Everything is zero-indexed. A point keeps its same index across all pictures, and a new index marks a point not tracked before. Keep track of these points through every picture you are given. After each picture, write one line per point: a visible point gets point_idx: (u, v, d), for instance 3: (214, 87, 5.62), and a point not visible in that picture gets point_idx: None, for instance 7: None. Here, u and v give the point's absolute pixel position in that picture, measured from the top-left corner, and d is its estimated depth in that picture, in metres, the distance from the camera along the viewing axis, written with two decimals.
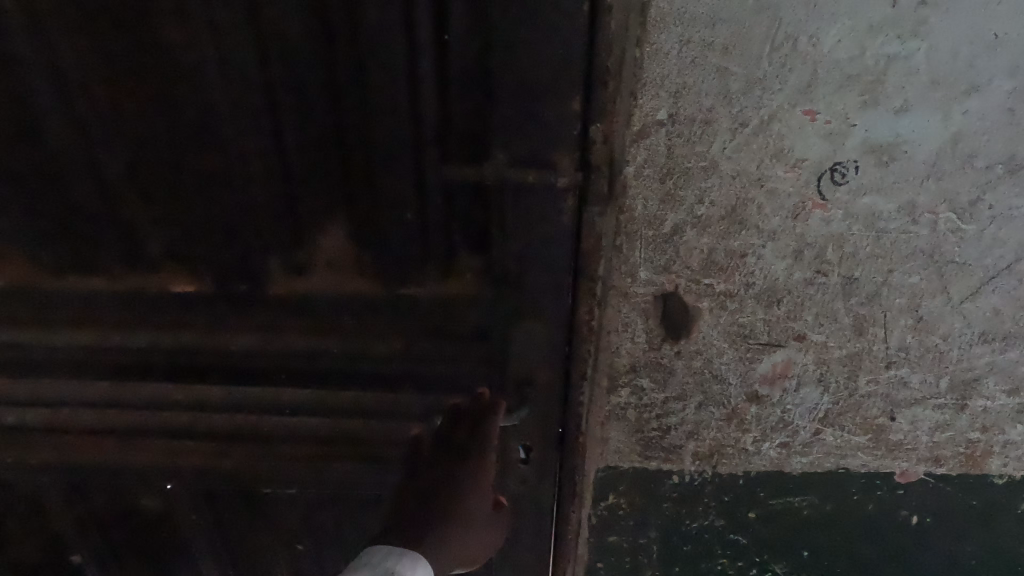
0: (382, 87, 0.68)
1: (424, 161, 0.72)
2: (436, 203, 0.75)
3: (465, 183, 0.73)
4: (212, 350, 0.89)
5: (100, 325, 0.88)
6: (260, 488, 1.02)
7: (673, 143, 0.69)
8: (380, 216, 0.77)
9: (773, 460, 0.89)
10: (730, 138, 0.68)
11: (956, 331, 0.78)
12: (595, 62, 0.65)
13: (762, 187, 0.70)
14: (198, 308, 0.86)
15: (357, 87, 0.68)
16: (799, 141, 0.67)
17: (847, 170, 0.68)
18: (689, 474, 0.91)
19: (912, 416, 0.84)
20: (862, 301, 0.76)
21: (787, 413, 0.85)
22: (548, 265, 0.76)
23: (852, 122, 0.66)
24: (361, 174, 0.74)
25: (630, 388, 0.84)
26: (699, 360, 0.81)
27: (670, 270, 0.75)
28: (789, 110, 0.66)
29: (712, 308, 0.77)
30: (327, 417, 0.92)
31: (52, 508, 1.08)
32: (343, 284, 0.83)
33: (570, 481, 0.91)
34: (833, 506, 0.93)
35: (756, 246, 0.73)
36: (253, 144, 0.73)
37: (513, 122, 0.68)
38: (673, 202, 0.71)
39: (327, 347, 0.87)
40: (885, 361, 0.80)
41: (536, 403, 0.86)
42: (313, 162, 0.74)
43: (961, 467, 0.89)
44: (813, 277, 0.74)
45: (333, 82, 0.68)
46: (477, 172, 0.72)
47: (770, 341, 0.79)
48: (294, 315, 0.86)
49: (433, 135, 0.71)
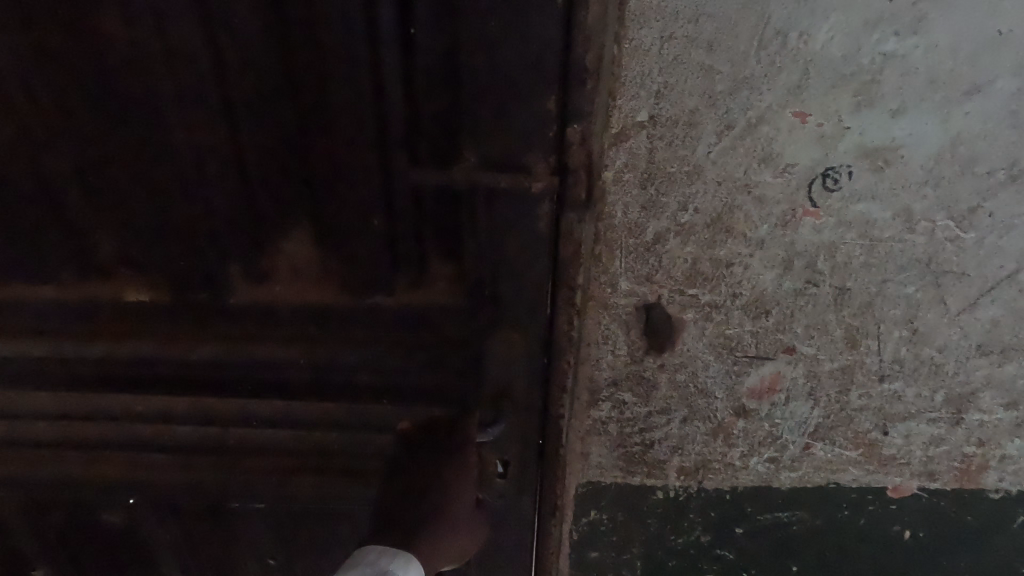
0: (342, 86, 0.63)
1: (390, 164, 0.68)
2: (404, 209, 0.70)
3: (434, 187, 0.68)
4: (174, 360, 0.84)
5: (51, 335, 0.83)
6: (228, 501, 0.98)
7: (655, 147, 0.64)
8: (344, 222, 0.72)
9: (761, 475, 0.85)
10: (715, 141, 0.63)
11: (954, 343, 0.74)
12: (572, 58, 0.60)
13: (750, 193, 0.65)
14: (155, 317, 0.81)
15: (316, 86, 0.64)
16: (789, 145, 0.63)
17: (840, 175, 0.64)
18: (674, 489, 0.87)
19: (905, 430, 0.81)
20: (854, 312, 0.72)
21: (775, 427, 0.81)
22: (524, 273, 0.71)
23: (846, 124, 0.62)
24: (323, 178, 0.69)
25: (612, 402, 0.80)
26: (684, 373, 0.77)
27: (653, 280, 0.71)
28: (779, 112, 0.62)
29: (697, 319, 0.73)
30: (296, 429, 0.88)
31: (11, 522, 1.03)
32: (310, 292, 0.78)
33: (550, 496, 0.87)
34: (823, 521, 0.89)
35: (743, 255, 0.69)
36: (208, 145, 0.68)
37: (484, 124, 0.64)
38: (654, 208, 0.67)
39: (295, 356, 0.83)
40: (878, 374, 0.76)
41: (514, 417, 0.81)
42: (272, 165, 0.69)
43: (956, 482, 0.85)
44: (803, 288, 0.70)
45: (290, 80, 0.64)
46: (447, 177, 0.67)
47: (759, 354, 0.75)
48: (259, 324, 0.81)
49: (399, 137, 0.66)
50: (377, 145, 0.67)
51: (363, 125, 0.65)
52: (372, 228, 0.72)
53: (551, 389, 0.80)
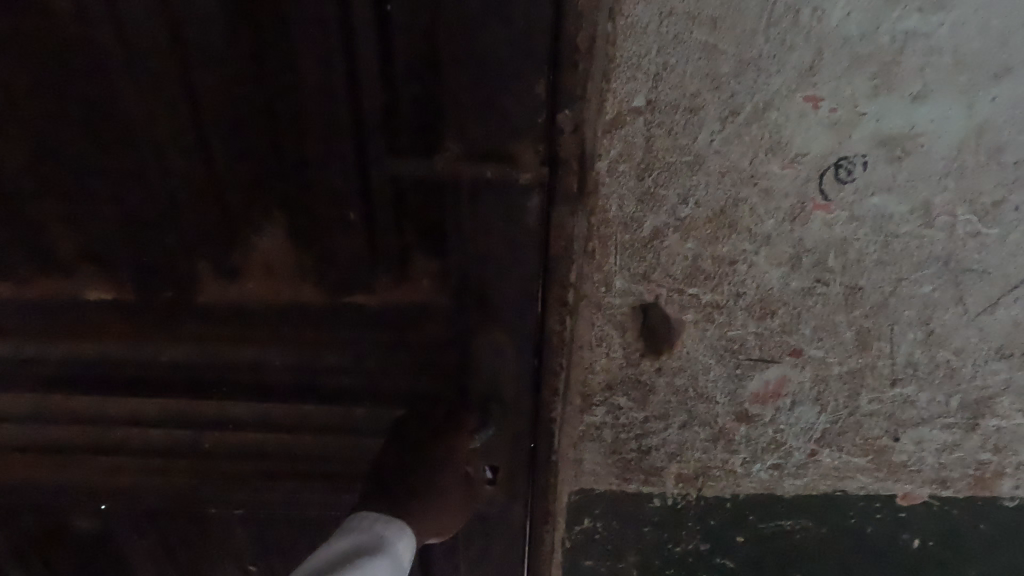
0: (311, 68, 0.58)
1: (367, 155, 0.62)
2: (382, 202, 0.65)
3: (415, 179, 0.63)
4: (143, 361, 0.79)
5: (14, 333, 0.78)
6: (204, 509, 0.92)
7: (653, 135, 0.59)
8: (319, 216, 0.67)
9: (763, 482, 0.81)
10: (719, 128, 0.58)
11: (971, 346, 0.69)
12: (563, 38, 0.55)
13: (755, 185, 0.60)
14: (120, 313, 0.76)
15: (282, 69, 0.58)
16: (799, 133, 0.58)
17: (854, 166, 0.59)
18: (671, 497, 0.83)
19: (917, 436, 0.76)
20: (866, 313, 0.67)
21: (779, 433, 0.76)
22: (512, 271, 0.66)
23: (861, 110, 0.57)
24: (294, 169, 0.64)
25: (606, 407, 0.75)
26: (683, 376, 0.72)
27: (650, 279, 0.66)
28: (788, 97, 0.56)
29: (697, 321, 0.68)
30: (273, 433, 0.82)
31: None
32: (283, 291, 0.73)
33: (541, 505, 0.83)
34: (828, 530, 0.85)
35: (747, 252, 0.63)
36: (168, 134, 0.63)
37: (467, 110, 0.58)
38: (652, 201, 0.62)
39: (269, 357, 0.77)
40: (890, 378, 0.71)
41: (503, 420, 0.76)
42: (238, 154, 0.64)
43: (970, 490, 0.81)
44: (811, 287, 0.65)
45: (255, 63, 0.58)
46: (428, 167, 0.62)
47: (763, 357, 0.70)
48: (231, 323, 0.76)
49: (374, 124, 0.60)
50: (351, 133, 0.61)
51: (335, 111, 0.60)
52: (348, 222, 0.67)
53: (542, 393, 0.75)
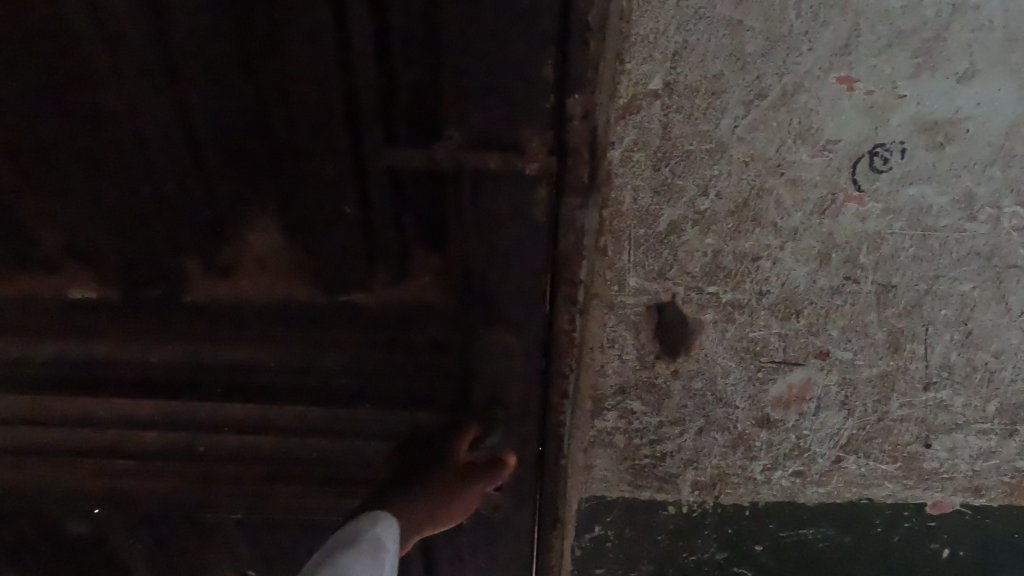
0: (298, 52, 0.52)
1: (362, 143, 0.57)
2: (378, 195, 0.60)
3: (414, 170, 0.58)
4: (132, 364, 0.74)
5: None
6: (200, 514, 0.88)
7: (671, 121, 0.54)
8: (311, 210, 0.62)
9: (785, 490, 0.76)
10: (743, 113, 0.53)
11: (1013, 347, 0.64)
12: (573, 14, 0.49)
13: (782, 175, 0.55)
14: (103, 311, 0.71)
15: (266, 52, 0.53)
16: (832, 118, 0.53)
17: (891, 153, 0.54)
18: (687, 505, 0.78)
19: (951, 442, 0.71)
20: (899, 313, 0.62)
21: (803, 439, 0.72)
22: (518, 269, 0.62)
23: (901, 92, 0.51)
24: (283, 161, 0.59)
25: (618, 412, 0.71)
26: (701, 380, 0.68)
27: (666, 276, 0.61)
28: (820, 77, 0.51)
29: (717, 321, 0.63)
30: (272, 439, 0.76)
31: None
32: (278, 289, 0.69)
33: (550, 509, 0.79)
34: (852, 538, 0.81)
35: (772, 248, 0.59)
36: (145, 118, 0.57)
37: (467, 96, 0.53)
38: (670, 192, 0.57)
39: (265, 360, 0.73)
40: (923, 381, 0.67)
41: (509, 424, 0.73)
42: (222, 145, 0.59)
43: (1005, 498, 0.76)
44: (840, 285, 0.61)
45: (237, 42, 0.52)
46: (426, 158, 0.57)
47: (786, 359, 0.66)
48: (226, 323, 0.72)
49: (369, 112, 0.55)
50: (344, 122, 0.56)
51: (326, 98, 0.55)
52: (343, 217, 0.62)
53: (551, 399, 0.70)
